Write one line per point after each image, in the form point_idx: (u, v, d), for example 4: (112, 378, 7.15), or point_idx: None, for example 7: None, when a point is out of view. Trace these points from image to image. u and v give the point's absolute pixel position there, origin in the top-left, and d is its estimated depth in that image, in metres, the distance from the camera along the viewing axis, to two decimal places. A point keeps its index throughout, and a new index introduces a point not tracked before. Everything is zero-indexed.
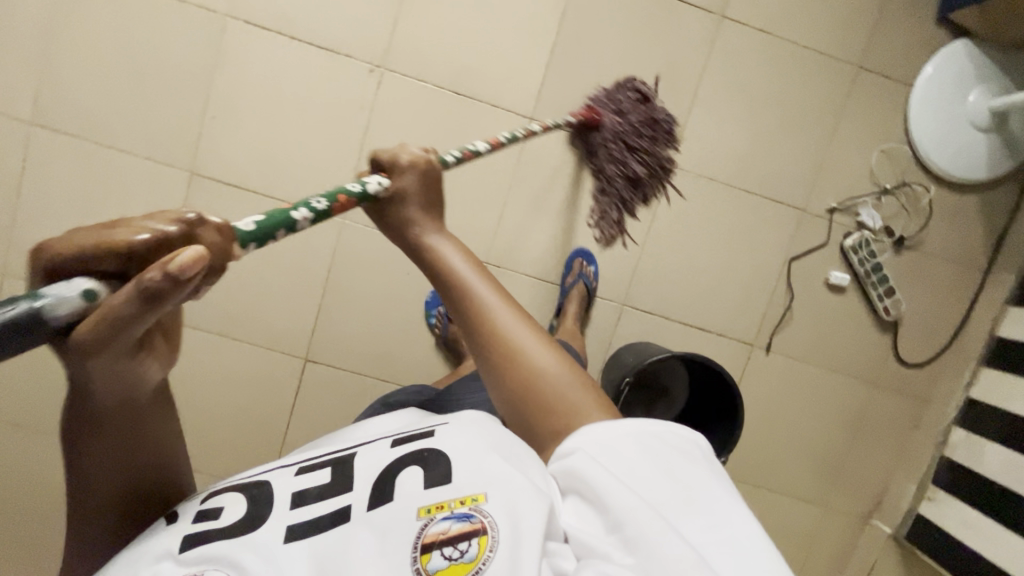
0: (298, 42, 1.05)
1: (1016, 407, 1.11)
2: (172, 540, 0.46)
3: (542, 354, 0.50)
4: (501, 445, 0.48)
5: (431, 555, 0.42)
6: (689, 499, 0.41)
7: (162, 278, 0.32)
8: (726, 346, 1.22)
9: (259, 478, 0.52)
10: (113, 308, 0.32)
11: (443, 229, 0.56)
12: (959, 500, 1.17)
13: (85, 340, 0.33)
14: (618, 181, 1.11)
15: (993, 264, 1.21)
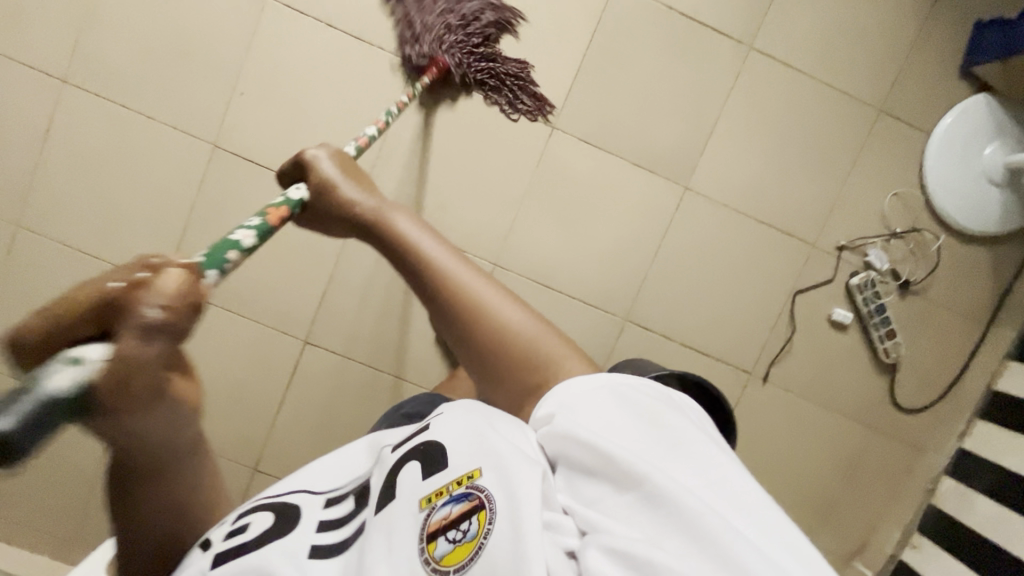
0: (339, 38, 1.11)
1: (1007, 461, 1.11)
2: (210, 560, 0.56)
3: (504, 307, 0.59)
4: (490, 422, 0.54)
5: (438, 541, 0.48)
6: (670, 442, 0.47)
7: (150, 315, 0.36)
8: (722, 371, 1.23)
9: (287, 502, 0.62)
10: (119, 353, 0.35)
11: (389, 204, 0.69)
12: (943, 550, 1.16)
13: (106, 398, 0.35)
14: (491, 66, 1.11)
15: (996, 316, 1.22)
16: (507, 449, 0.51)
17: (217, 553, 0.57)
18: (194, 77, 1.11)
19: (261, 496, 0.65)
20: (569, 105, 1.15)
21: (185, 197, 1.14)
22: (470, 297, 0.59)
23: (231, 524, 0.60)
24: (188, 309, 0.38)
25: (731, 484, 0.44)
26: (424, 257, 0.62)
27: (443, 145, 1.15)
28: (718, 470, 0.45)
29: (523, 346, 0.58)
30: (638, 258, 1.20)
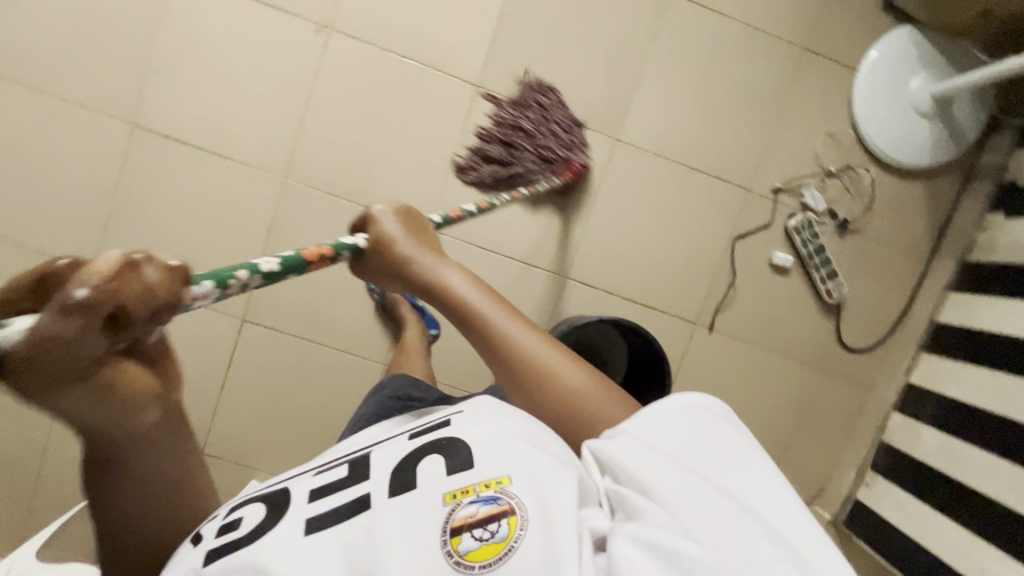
0: (249, 5, 1.09)
1: (952, 390, 1.11)
2: (198, 557, 0.52)
3: (572, 373, 0.59)
4: (531, 430, 0.54)
5: (462, 537, 0.46)
6: (722, 459, 0.48)
7: (74, 296, 0.29)
8: (666, 322, 1.22)
9: (279, 489, 0.59)
10: (38, 329, 0.29)
11: (448, 262, 0.65)
12: (895, 485, 1.16)
13: (31, 360, 0.30)
14: (552, 134, 1.12)
15: (938, 249, 1.22)
16: (547, 457, 0.51)
17: (207, 551, 0.52)
18: (107, 56, 1.09)
19: (247, 493, 0.62)
20: (491, 63, 1.14)
21: (108, 179, 1.12)
22: (546, 370, 0.59)
23: (222, 521, 0.56)
24: (134, 296, 0.32)
25: (781, 500, 0.45)
26: (500, 330, 0.60)
27: (366, 108, 1.13)
28: (770, 486, 0.46)
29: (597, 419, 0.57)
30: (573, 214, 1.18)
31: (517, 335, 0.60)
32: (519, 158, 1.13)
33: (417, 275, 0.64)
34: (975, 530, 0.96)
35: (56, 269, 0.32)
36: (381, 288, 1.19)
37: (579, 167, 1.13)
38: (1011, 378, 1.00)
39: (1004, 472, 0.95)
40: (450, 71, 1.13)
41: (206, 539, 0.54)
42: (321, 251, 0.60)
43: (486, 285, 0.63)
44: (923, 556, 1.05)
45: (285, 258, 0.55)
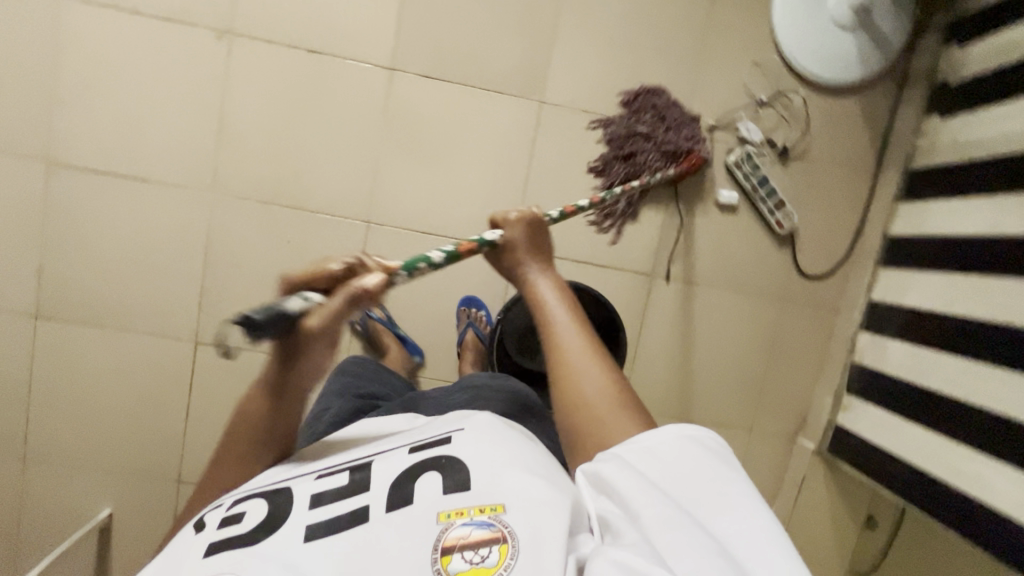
0: (143, 22, 1.06)
1: (912, 299, 1.09)
2: (198, 547, 0.50)
3: (591, 384, 0.59)
4: (529, 465, 0.52)
5: (452, 557, 0.45)
6: (710, 497, 0.46)
7: (359, 290, 0.55)
8: (621, 278, 1.21)
9: (278, 483, 0.57)
10: (335, 304, 0.54)
11: (546, 271, 0.71)
12: (870, 404, 1.14)
13: (312, 323, 0.54)
14: (666, 130, 1.14)
15: (882, 163, 1.21)
16: (544, 487, 0.49)
17: (209, 541, 0.50)
18: (9, 96, 1.07)
19: (254, 479, 0.59)
20: (401, 42, 1.11)
21: (32, 219, 1.09)
22: (567, 371, 0.60)
23: (226, 512, 0.54)
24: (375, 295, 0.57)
25: (771, 545, 0.42)
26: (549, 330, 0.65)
27: (281, 109, 1.11)
28: (760, 530, 0.44)
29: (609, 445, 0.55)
30: (509, 183, 1.16)
31: (571, 345, 0.62)
32: (644, 161, 1.15)
33: (518, 274, 0.71)
34: (947, 434, 0.95)
35: (337, 268, 0.59)
36: (359, 321, 1.19)
37: (698, 159, 1.15)
38: (964, 277, 0.98)
39: (968, 371, 0.94)
40: (361, 57, 1.11)
41: (209, 528, 0.52)
42: (467, 245, 0.71)
43: (564, 296, 0.68)
44: (903, 468, 1.04)
45: (447, 251, 0.69)
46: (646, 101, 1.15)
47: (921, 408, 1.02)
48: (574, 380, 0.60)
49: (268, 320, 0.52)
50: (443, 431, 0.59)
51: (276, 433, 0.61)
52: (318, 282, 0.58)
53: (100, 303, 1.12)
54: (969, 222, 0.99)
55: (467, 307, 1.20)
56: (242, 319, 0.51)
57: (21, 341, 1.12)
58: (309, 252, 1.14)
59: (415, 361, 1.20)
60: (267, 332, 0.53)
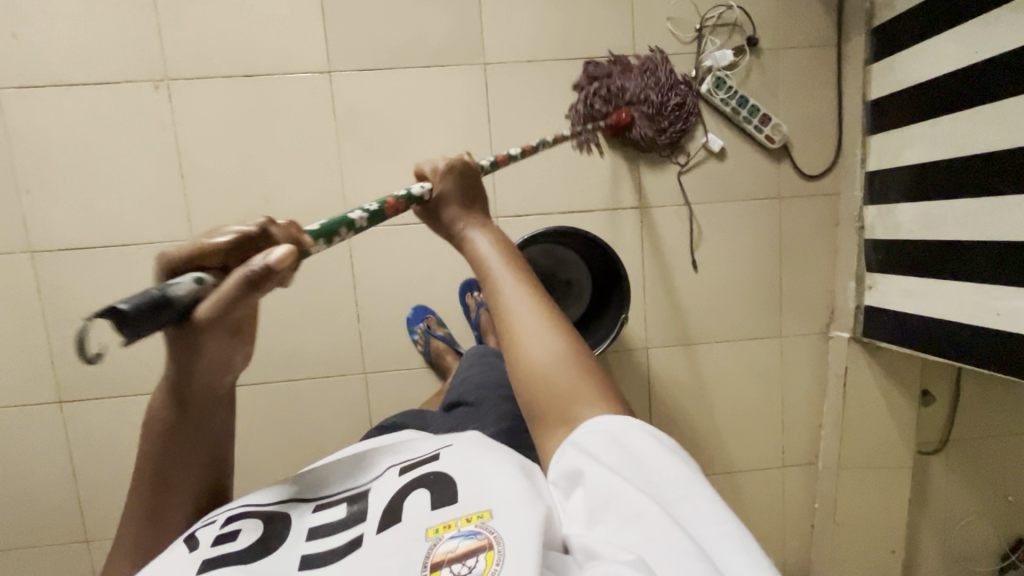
0: (82, 92, 1.07)
1: (908, 156, 1.05)
2: (190, 564, 0.50)
3: (538, 344, 0.58)
4: (514, 471, 0.53)
5: (441, 572, 0.45)
6: (678, 501, 0.47)
7: (263, 267, 0.43)
8: (610, 218, 1.19)
9: (276, 508, 0.57)
10: (226, 292, 0.43)
11: (483, 225, 0.70)
12: (893, 275, 1.10)
13: (208, 313, 0.43)
14: (663, 104, 1.12)
15: (843, 31, 1.16)
16: (526, 486, 0.50)
17: (202, 559, 0.50)
18: None
19: (245, 497, 0.59)
20: (331, 41, 1.10)
21: (33, 311, 1.12)
22: (514, 332, 0.59)
23: (218, 528, 0.53)
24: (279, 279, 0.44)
25: (742, 548, 0.43)
26: (493, 287, 0.63)
27: (235, 140, 1.11)
28: (727, 535, 0.44)
29: (566, 397, 0.56)
30: (475, 154, 1.14)
31: (515, 304, 0.61)
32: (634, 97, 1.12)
33: (454, 230, 0.70)
34: (980, 280, 0.90)
35: (228, 239, 0.46)
36: (425, 340, 1.15)
37: (627, 116, 1.13)
38: (957, 115, 0.93)
39: (986, 210, 0.88)
40: (296, 68, 1.10)
41: (200, 545, 0.51)
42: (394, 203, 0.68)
43: (504, 248, 0.67)
44: (942, 328, 0.99)
45: (370, 212, 0.66)
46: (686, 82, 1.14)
47: (945, 262, 0.97)
48: (524, 335, 0.59)
49: (146, 313, 0.39)
50: (429, 448, 0.60)
51: (198, 438, 0.54)
52: (206, 258, 0.45)
53: (115, 374, 1.14)
54: (949, 58, 0.93)
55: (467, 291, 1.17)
56: (109, 315, 0.37)
57: (55, 431, 1.15)
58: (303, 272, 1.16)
59: None
60: (143, 329, 0.39)
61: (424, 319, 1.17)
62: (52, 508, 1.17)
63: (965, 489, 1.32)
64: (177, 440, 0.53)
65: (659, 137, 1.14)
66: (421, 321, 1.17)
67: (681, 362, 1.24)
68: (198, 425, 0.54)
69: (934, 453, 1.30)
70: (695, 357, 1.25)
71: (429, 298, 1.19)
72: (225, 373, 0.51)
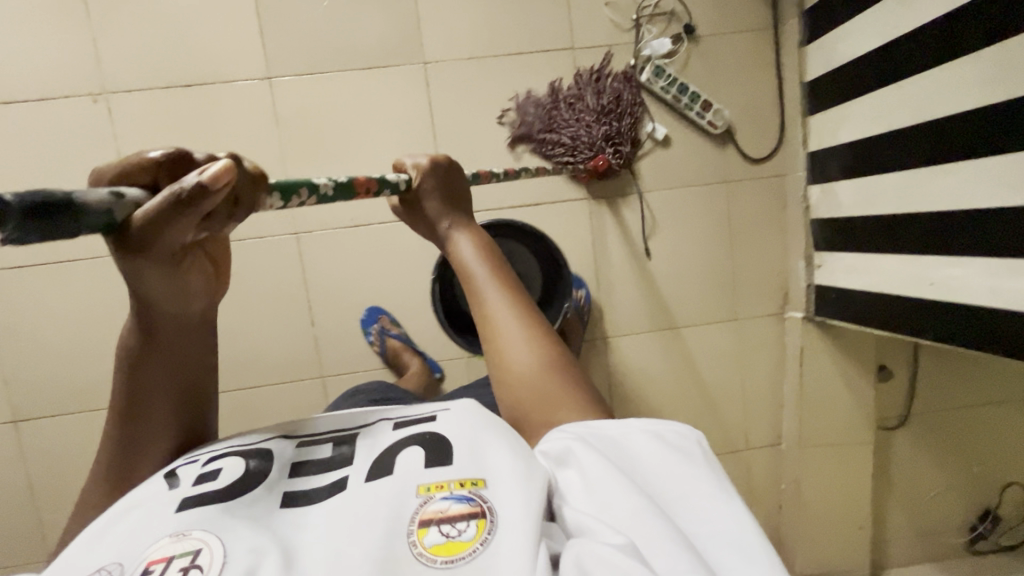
0: (21, 110, 1.07)
1: (844, 134, 1.06)
2: (171, 500, 0.48)
3: (518, 351, 0.60)
4: (510, 437, 0.52)
5: (429, 530, 0.43)
6: (673, 497, 0.48)
7: (194, 186, 0.39)
8: (558, 210, 1.20)
9: (263, 448, 0.55)
10: (154, 209, 0.39)
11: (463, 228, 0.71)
12: (838, 253, 1.11)
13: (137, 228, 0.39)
14: (613, 126, 1.15)
15: (778, 15, 1.18)
16: (522, 461, 0.48)
17: (183, 496, 0.48)
18: None
19: (230, 440, 0.58)
20: (268, 48, 1.10)
21: None
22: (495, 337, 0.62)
23: (201, 469, 0.52)
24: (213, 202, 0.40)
25: (730, 546, 0.44)
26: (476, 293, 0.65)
27: (176, 151, 1.11)
28: (729, 534, 0.45)
29: (542, 404, 0.58)
30: (419, 153, 1.15)
31: (495, 310, 0.63)
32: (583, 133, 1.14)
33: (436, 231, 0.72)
34: (915, 251, 0.91)
35: (158, 155, 0.43)
36: (381, 341, 1.16)
37: (600, 157, 1.14)
38: (885, 90, 0.94)
39: (917, 180, 0.89)
40: (236, 76, 1.10)
41: (183, 484, 0.50)
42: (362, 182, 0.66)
43: (486, 250, 0.68)
44: (884, 302, 1.00)
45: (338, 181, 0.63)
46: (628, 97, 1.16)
47: (883, 237, 0.98)
48: (504, 340, 0.61)
49: (42, 213, 0.32)
50: (428, 410, 0.58)
51: (167, 364, 0.55)
52: (134, 177, 0.43)
53: (68, 390, 1.13)
54: (874, 35, 0.94)
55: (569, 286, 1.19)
56: None
57: (10, 451, 1.14)
58: (254, 278, 1.16)
59: (436, 378, 1.19)
60: (37, 237, 0.33)
61: (378, 320, 1.17)
62: (9, 530, 1.16)
63: (930, 462, 1.33)
64: (148, 365, 0.54)
65: (626, 124, 1.15)
66: (375, 323, 1.17)
67: (639, 350, 1.25)
68: (169, 348, 0.55)
69: (897, 427, 1.30)
70: (652, 346, 1.25)
71: (381, 300, 1.19)
72: (184, 298, 0.53)
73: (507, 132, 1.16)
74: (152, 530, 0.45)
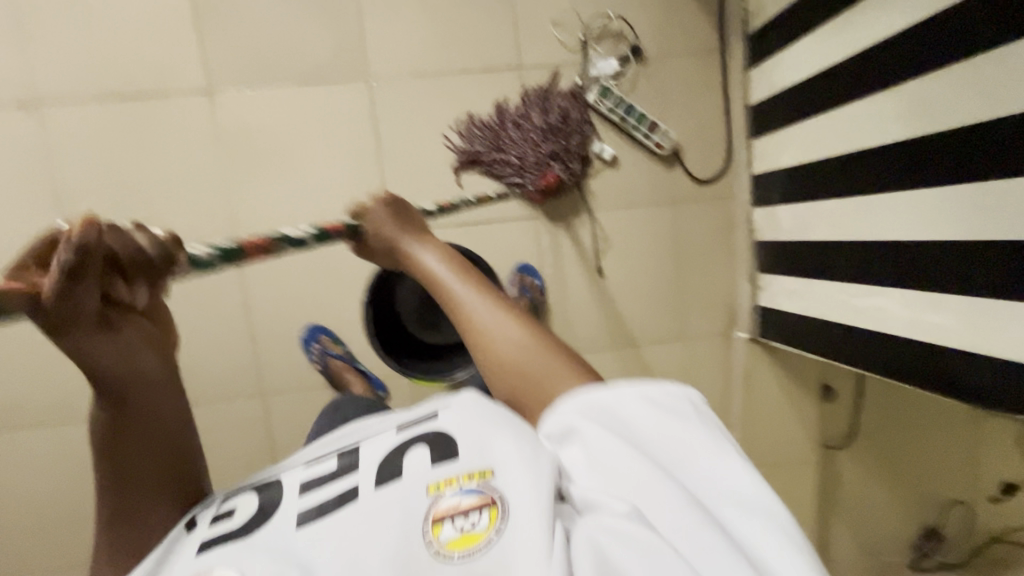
0: None
1: (785, 159, 1.06)
2: (190, 544, 0.49)
3: (525, 359, 0.61)
4: (506, 422, 0.53)
5: (443, 525, 0.45)
6: (671, 456, 0.49)
7: (72, 254, 0.38)
8: (506, 228, 1.19)
9: (271, 478, 0.57)
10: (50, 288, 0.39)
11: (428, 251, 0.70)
12: (779, 275, 1.12)
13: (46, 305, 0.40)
14: (559, 144, 1.14)
15: (725, 38, 1.18)
16: (531, 451, 0.49)
17: (202, 540, 0.50)
18: None
19: (251, 480, 0.59)
20: (209, 62, 1.08)
21: None
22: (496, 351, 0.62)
23: (217, 509, 0.53)
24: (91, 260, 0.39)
25: (732, 498, 0.46)
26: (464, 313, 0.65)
27: (114, 163, 1.08)
28: (731, 486, 0.47)
29: (560, 401, 0.59)
30: (364, 169, 1.13)
31: (488, 323, 0.63)
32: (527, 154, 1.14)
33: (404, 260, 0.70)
34: (845, 279, 0.92)
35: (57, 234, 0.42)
36: (323, 359, 1.12)
37: (552, 177, 1.14)
38: (819, 118, 0.95)
39: (847, 209, 0.90)
40: (175, 89, 1.08)
41: (200, 527, 0.51)
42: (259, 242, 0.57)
43: (456, 268, 0.68)
44: (820, 326, 1.01)
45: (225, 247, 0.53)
46: (574, 115, 1.15)
47: (819, 262, 0.99)
48: (507, 351, 0.61)
49: None
50: (427, 409, 0.59)
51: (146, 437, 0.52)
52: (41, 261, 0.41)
53: None
54: (811, 63, 0.95)
55: (522, 274, 1.18)
56: None
57: None
58: (193, 294, 1.14)
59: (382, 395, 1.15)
60: None
61: (319, 339, 1.14)
62: None
63: (877, 481, 1.34)
64: (122, 437, 0.51)
65: (571, 142, 1.15)
66: (317, 341, 1.14)
67: None
68: (141, 415, 0.51)
69: (840, 446, 1.31)
70: (600, 365, 1.25)
71: (325, 316, 1.17)
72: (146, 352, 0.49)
73: (452, 155, 1.15)
74: (183, 574, 0.46)
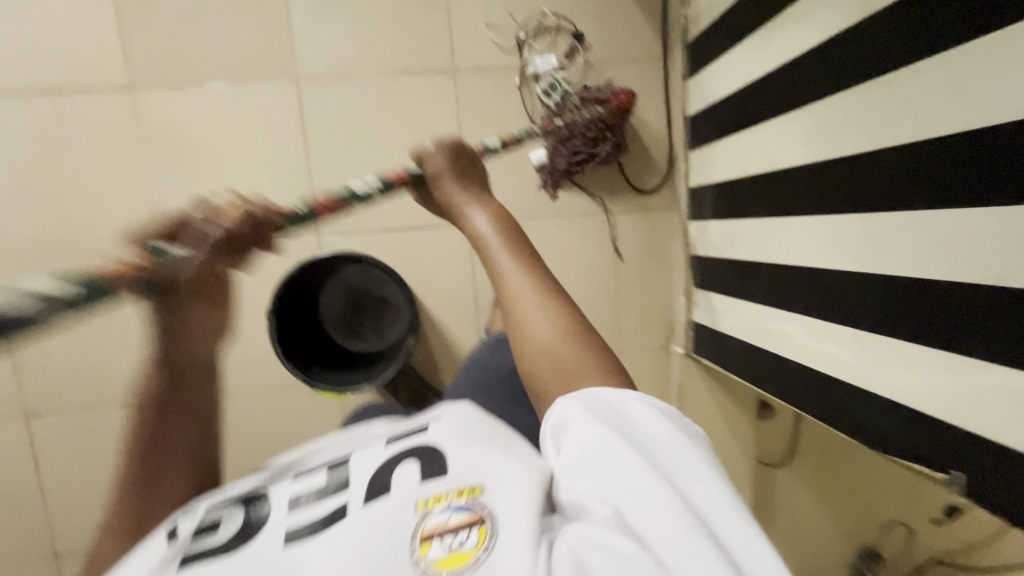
0: None
1: (714, 174, 1.04)
2: (168, 559, 0.45)
3: (542, 324, 0.55)
4: (501, 439, 0.50)
5: (431, 544, 0.40)
6: (668, 462, 0.43)
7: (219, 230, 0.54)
8: (439, 234, 1.17)
9: (258, 488, 0.52)
10: (195, 254, 0.53)
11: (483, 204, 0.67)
12: (709, 292, 1.10)
13: (182, 276, 0.52)
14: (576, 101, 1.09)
15: (667, 46, 1.16)
16: (523, 464, 0.45)
17: (182, 553, 0.46)
18: None
19: (226, 487, 0.55)
20: (130, 57, 1.06)
21: None
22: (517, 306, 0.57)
23: (199, 521, 0.49)
24: (213, 255, 0.55)
25: (723, 511, 0.40)
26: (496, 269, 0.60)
27: (31, 159, 1.06)
28: (719, 495, 0.41)
29: (568, 369, 0.53)
30: (290, 171, 1.11)
31: (516, 282, 0.58)
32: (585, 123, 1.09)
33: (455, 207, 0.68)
34: (762, 302, 0.90)
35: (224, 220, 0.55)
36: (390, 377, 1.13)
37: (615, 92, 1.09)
38: (743, 133, 0.93)
39: (765, 229, 0.88)
40: (96, 86, 1.06)
41: (181, 539, 0.47)
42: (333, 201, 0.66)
43: (508, 225, 0.64)
44: (740, 347, 0.99)
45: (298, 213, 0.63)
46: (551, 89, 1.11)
47: (742, 282, 0.96)
48: (525, 312, 0.56)
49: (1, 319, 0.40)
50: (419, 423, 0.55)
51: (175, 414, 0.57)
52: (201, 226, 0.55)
53: None
54: (738, 77, 0.93)
55: None
56: None
57: None
58: None
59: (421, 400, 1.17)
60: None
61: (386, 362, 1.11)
62: None
63: (814, 501, 1.32)
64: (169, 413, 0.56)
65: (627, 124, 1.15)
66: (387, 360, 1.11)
67: None
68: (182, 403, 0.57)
69: (780, 465, 1.30)
70: None
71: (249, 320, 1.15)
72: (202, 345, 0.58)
73: (382, 159, 1.13)
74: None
